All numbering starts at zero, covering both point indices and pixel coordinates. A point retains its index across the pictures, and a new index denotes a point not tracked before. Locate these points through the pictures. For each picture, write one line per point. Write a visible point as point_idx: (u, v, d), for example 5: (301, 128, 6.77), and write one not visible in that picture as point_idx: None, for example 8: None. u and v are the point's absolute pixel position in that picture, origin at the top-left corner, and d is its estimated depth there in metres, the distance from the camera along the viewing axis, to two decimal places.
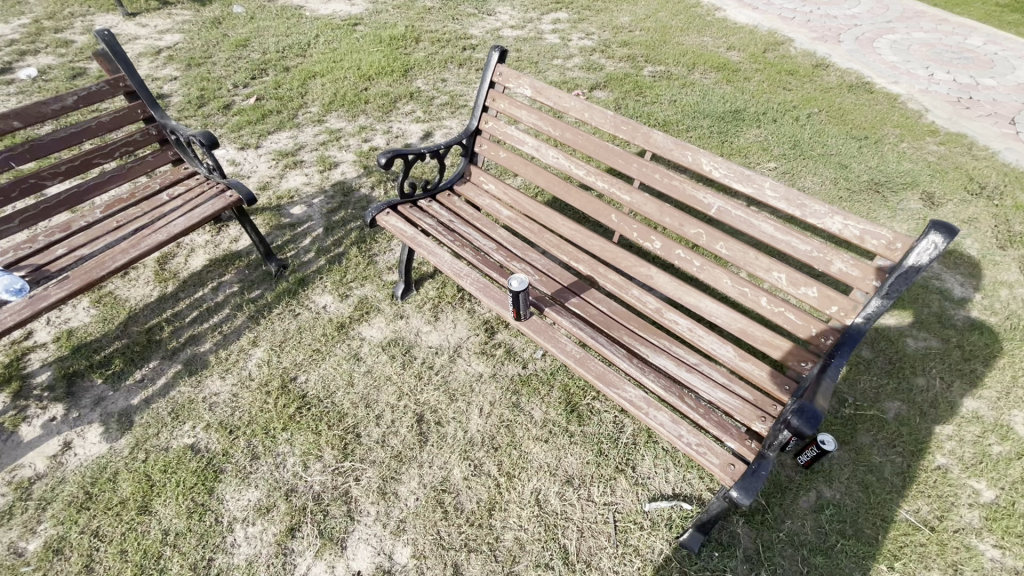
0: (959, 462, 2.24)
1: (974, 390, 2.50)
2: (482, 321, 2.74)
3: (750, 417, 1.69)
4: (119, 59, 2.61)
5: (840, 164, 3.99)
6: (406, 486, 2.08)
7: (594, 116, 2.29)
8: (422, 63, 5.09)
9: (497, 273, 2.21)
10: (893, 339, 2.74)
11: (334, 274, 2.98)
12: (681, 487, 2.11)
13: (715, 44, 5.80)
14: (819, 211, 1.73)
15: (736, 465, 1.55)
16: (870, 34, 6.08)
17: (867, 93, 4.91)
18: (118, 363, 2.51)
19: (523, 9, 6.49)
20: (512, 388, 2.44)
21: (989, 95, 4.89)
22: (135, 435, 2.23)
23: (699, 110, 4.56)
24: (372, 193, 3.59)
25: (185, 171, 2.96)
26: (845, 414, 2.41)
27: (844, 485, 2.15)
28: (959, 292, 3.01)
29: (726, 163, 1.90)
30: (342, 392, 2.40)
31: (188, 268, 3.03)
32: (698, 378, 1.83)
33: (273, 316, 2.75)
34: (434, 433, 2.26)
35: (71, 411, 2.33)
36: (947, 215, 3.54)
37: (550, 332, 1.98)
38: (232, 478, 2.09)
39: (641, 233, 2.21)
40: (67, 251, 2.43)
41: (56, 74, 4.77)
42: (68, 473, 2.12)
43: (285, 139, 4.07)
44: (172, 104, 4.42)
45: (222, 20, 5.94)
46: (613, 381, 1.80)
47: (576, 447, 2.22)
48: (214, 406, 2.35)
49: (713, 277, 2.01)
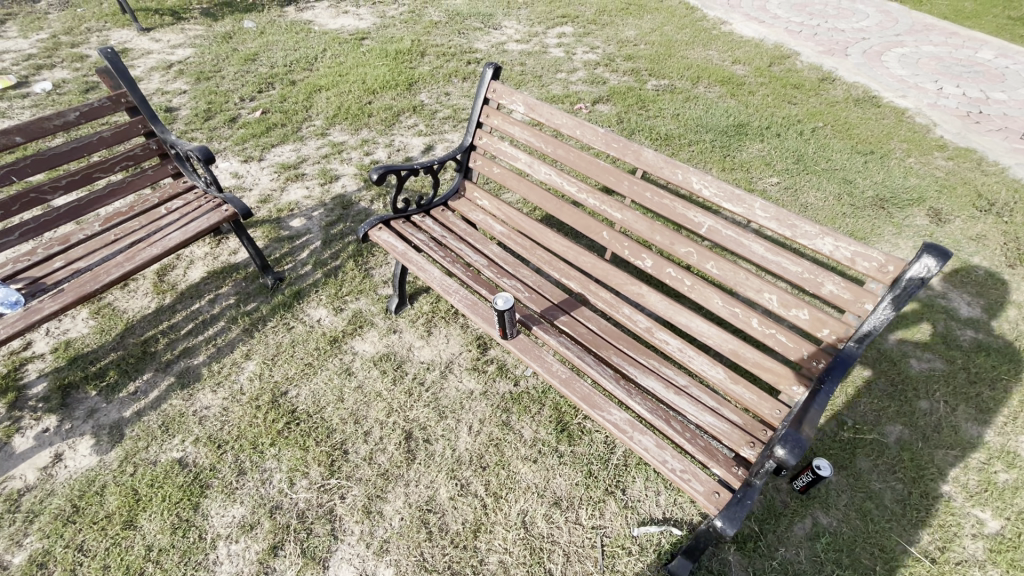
0: (963, 491, 2.16)
1: (979, 415, 2.43)
2: (475, 337, 2.73)
3: (739, 443, 1.65)
4: (121, 76, 2.66)
5: (844, 180, 3.94)
6: (392, 506, 2.06)
7: (585, 134, 2.28)
8: (426, 77, 5.13)
9: (486, 290, 2.20)
10: (895, 359, 2.66)
11: (329, 287, 2.98)
12: (672, 511, 2.06)
13: (721, 58, 5.79)
14: (809, 232, 1.69)
15: (721, 493, 1.51)
16: (878, 48, 6.02)
17: (873, 107, 4.85)
18: (112, 376, 2.52)
19: (529, 24, 6.54)
20: (502, 406, 2.41)
21: (1000, 109, 4.81)
22: (124, 448, 2.24)
23: (702, 125, 4.54)
24: (371, 206, 3.62)
25: (185, 185, 2.98)
26: (843, 437, 2.34)
27: (841, 512, 2.09)
28: (965, 312, 2.93)
29: (716, 182, 1.88)
30: (331, 408, 2.40)
31: (186, 280, 3.05)
32: (686, 401, 1.79)
33: (267, 330, 2.76)
34: (422, 451, 2.24)
35: (64, 422, 2.34)
36: (955, 232, 3.47)
37: (537, 351, 1.96)
38: (218, 494, 2.09)
39: (632, 251, 2.19)
40: (64, 264, 2.46)
41: (70, 88, 4.89)
42: (57, 485, 2.12)
43: (288, 152, 4.12)
44: (180, 117, 4.51)
45: (233, 35, 6.07)
46: (599, 403, 1.77)
47: (565, 468, 2.18)
48: (203, 420, 2.35)
49: (705, 297, 1.97)
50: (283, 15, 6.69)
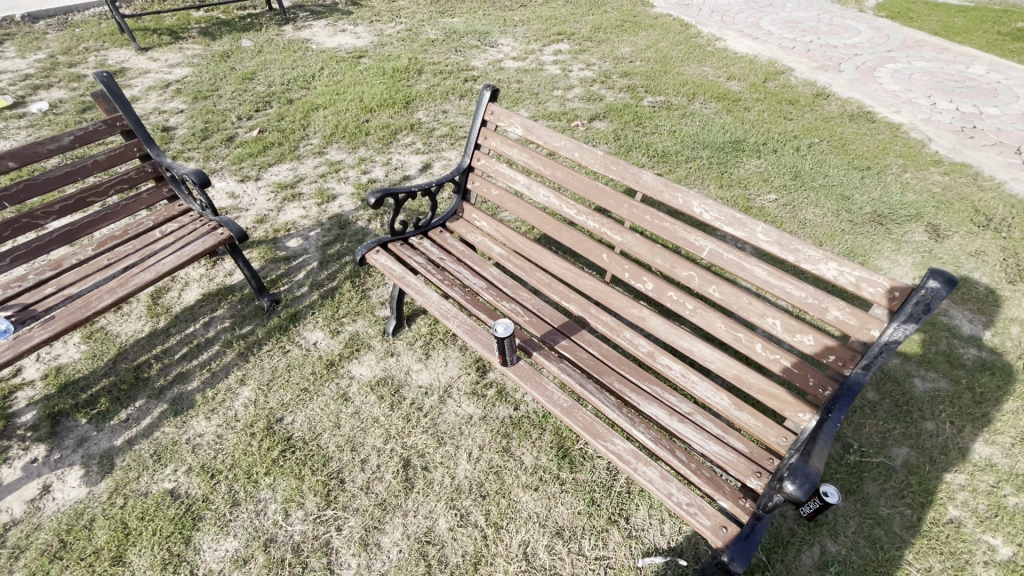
0: (973, 516, 2.12)
1: (986, 436, 2.39)
2: (474, 359, 2.69)
3: (745, 472, 1.62)
4: (117, 99, 2.65)
5: (842, 196, 3.94)
6: (390, 537, 2.01)
7: (584, 156, 2.26)
8: (424, 95, 5.15)
9: (485, 315, 2.17)
10: (899, 380, 2.63)
11: (326, 309, 2.95)
12: (677, 540, 2.01)
13: (716, 74, 5.84)
14: (813, 257, 1.67)
15: (728, 527, 1.47)
16: (871, 63, 6.09)
17: (868, 122, 4.88)
18: (103, 403, 2.47)
19: (525, 41, 6.60)
20: (503, 431, 2.37)
21: (993, 124, 4.85)
22: (114, 479, 2.18)
23: (699, 141, 4.56)
24: (369, 226, 3.60)
25: (180, 208, 2.95)
26: (849, 460, 2.30)
27: (850, 539, 2.04)
28: (967, 330, 2.91)
29: (717, 206, 1.86)
30: (327, 434, 2.35)
31: (181, 302, 3.02)
32: (691, 429, 1.75)
33: (262, 354, 2.71)
34: (420, 479, 2.19)
35: (53, 452, 2.29)
36: (953, 247, 3.47)
37: (537, 378, 1.93)
38: (210, 527, 2.03)
39: (632, 273, 2.16)
40: (56, 289, 2.42)
41: (67, 108, 4.88)
42: (44, 519, 2.06)
43: (285, 171, 4.10)
44: (176, 136, 4.50)
45: (230, 54, 6.10)
46: (601, 433, 1.73)
47: (567, 496, 2.13)
48: (196, 449, 2.29)
49: (707, 321, 1.94)
50: (281, 34, 6.73)
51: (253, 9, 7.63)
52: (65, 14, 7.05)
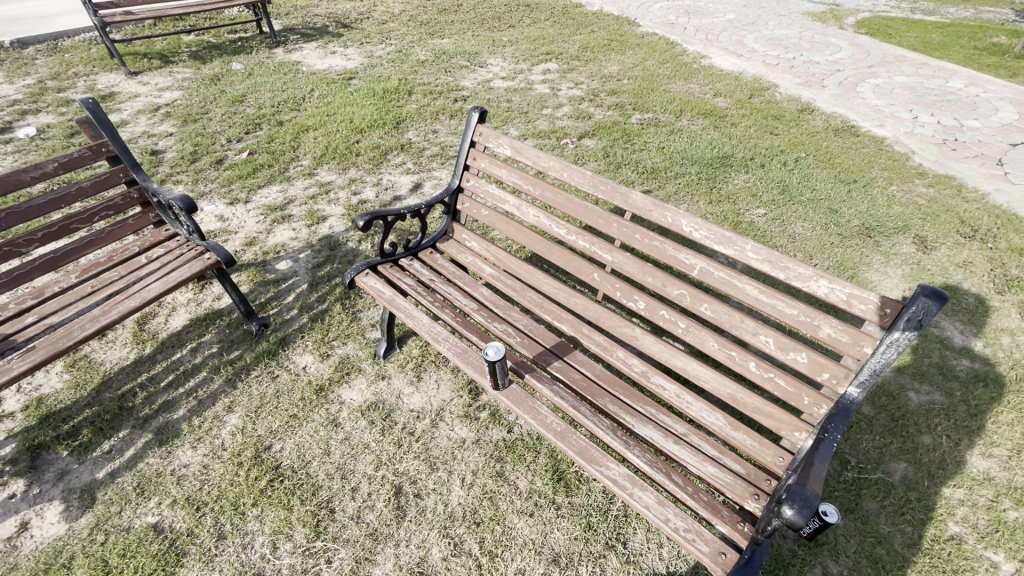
0: (973, 532, 2.09)
1: (982, 450, 2.38)
2: (467, 381, 2.65)
3: (742, 495, 1.59)
4: (102, 125, 2.64)
5: (830, 210, 3.97)
6: (381, 568, 1.95)
7: (572, 176, 2.26)
8: (414, 116, 5.18)
9: (476, 337, 2.14)
10: (894, 394, 2.61)
11: (316, 332, 2.91)
12: (676, 564, 1.97)
13: (702, 91, 5.92)
14: (803, 274, 1.66)
15: (727, 553, 1.43)
16: (853, 79, 6.21)
17: (853, 136, 4.96)
18: (85, 434, 2.40)
19: (514, 61, 6.70)
20: (497, 455, 2.33)
21: (975, 136, 4.96)
22: (95, 514, 2.10)
23: (687, 157, 4.60)
24: (359, 246, 3.58)
25: (167, 232, 2.92)
26: (848, 477, 2.27)
27: (851, 559, 2.00)
28: (959, 341, 2.91)
29: (706, 225, 1.85)
30: (317, 462, 2.29)
31: (168, 328, 2.97)
32: (686, 451, 1.72)
33: (250, 380, 2.66)
34: (412, 507, 2.14)
35: (32, 487, 2.21)
36: (942, 259, 3.49)
37: (529, 402, 1.89)
38: (196, 562, 1.96)
39: (624, 292, 2.16)
40: (36, 318, 2.37)
41: (54, 133, 4.87)
42: (20, 558, 1.98)
43: (275, 193, 4.09)
44: (165, 159, 4.48)
45: (221, 77, 6.12)
46: (596, 458, 1.69)
47: (562, 521, 2.09)
48: (181, 480, 2.23)
49: (700, 339, 1.92)
50: (271, 57, 6.78)
51: (244, 32, 7.70)
52: (55, 40, 7.10)
